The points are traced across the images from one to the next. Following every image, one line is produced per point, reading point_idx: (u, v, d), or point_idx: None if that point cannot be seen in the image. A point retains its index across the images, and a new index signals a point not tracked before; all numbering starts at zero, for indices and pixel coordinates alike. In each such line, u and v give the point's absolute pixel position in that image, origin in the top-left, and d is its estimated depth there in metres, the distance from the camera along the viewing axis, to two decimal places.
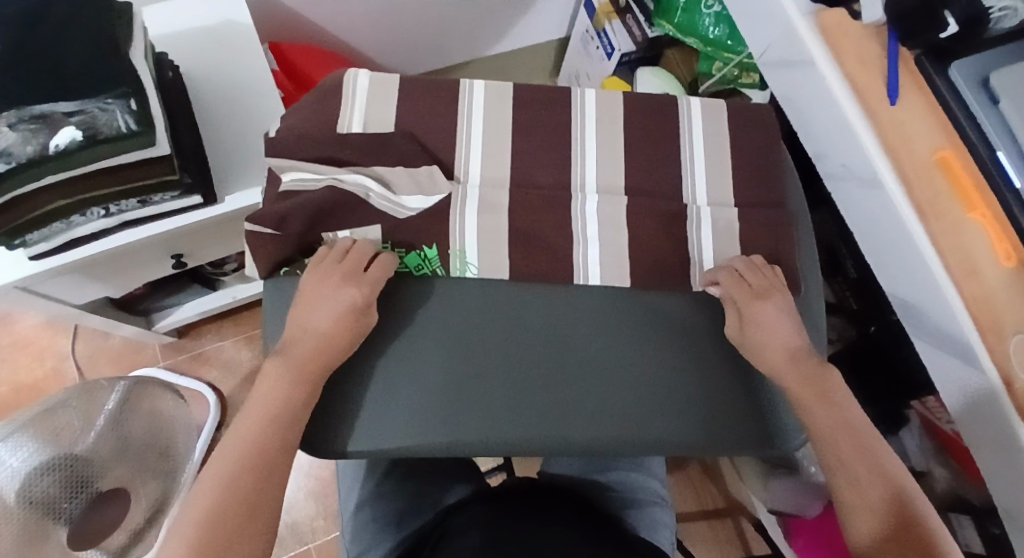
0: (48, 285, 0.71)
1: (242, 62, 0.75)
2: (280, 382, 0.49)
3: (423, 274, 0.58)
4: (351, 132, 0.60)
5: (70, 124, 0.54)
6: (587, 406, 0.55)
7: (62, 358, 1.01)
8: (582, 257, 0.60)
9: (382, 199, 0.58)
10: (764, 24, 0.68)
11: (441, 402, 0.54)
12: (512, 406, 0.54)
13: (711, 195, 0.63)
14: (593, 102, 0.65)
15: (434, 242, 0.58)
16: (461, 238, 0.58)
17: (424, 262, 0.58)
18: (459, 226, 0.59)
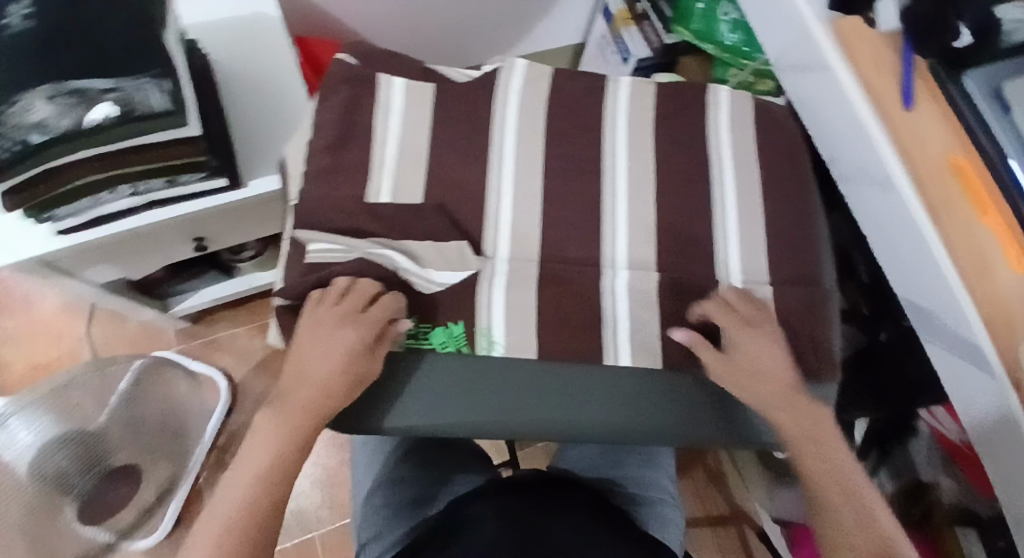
0: (70, 262, 0.72)
1: (266, 53, 0.76)
2: (266, 438, 0.48)
3: (446, 350, 0.54)
4: (379, 203, 0.56)
5: (106, 101, 0.55)
6: (600, 390, 0.54)
7: (78, 339, 1.02)
8: (611, 329, 0.55)
9: (410, 268, 0.54)
10: (779, 29, 0.69)
11: (457, 377, 0.53)
12: (527, 390, 0.54)
13: (746, 269, 0.57)
14: (626, 96, 0.62)
15: (459, 318, 0.54)
16: (488, 314, 0.54)
17: (450, 339, 0.54)
18: (486, 302, 0.54)
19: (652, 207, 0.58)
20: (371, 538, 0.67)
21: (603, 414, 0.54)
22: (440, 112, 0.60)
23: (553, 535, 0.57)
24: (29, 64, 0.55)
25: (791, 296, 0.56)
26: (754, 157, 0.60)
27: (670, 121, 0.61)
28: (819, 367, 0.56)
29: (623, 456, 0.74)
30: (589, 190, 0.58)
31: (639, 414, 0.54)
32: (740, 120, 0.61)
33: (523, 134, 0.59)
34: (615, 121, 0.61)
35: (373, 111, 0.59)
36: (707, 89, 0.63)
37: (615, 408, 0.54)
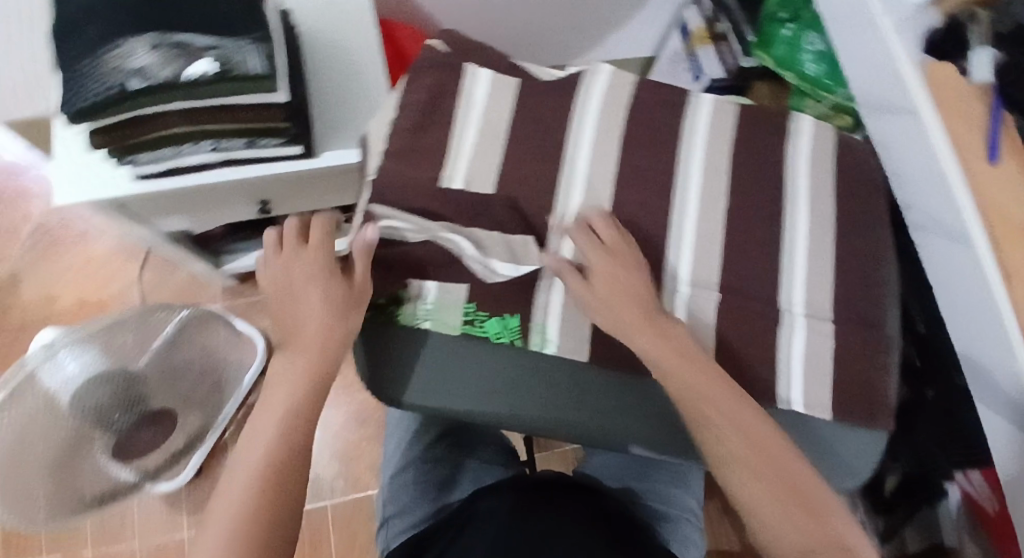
0: (141, 206, 0.74)
1: (351, 28, 0.77)
2: (282, 412, 0.49)
3: (500, 341, 0.56)
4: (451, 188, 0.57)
5: (206, 57, 0.56)
6: (634, 402, 0.57)
7: (128, 282, 1.05)
8: None
9: (466, 250, 0.56)
10: (867, 68, 0.68)
11: (471, 357, 0.56)
12: (567, 390, 0.56)
13: (809, 303, 0.57)
14: (707, 113, 0.61)
15: (516, 310, 0.56)
16: (544, 313, 0.56)
17: (505, 331, 0.56)
18: (543, 302, 0.57)
19: (721, 228, 0.58)
20: (395, 512, 0.70)
21: (605, 412, 0.56)
22: (522, 107, 0.60)
23: (555, 523, 0.60)
24: (137, 13, 0.57)
25: (846, 337, 0.56)
26: (829, 194, 0.60)
27: (748, 148, 0.61)
28: (872, 413, 0.55)
29: (653, 470, 0.73)
30: (658, 204, 0.58)
31: (636, 416, 0.56)
32: (820, 157, 0.61)
33: (600, 140, 0.59)
34: (692, 139, 0.60)
35: (456, 103, 0.60)
36: (790, 117, 0.63)
37: (617, 408, 0.57)
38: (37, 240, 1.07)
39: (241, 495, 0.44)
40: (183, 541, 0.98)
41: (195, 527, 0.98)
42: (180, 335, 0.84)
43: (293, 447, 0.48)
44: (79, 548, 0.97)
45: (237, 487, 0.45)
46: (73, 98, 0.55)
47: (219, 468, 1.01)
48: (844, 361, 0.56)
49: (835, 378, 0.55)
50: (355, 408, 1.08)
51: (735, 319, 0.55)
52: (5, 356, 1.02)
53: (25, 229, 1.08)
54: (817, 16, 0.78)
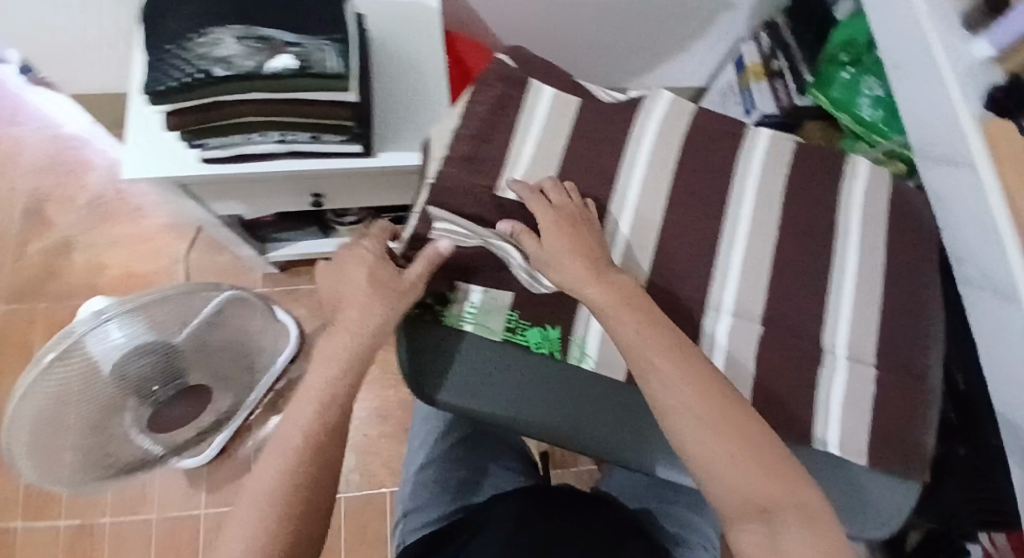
0: (201, 188, 0.77)
1: (419, 38, 0.80)
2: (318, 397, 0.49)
3: (540, 351, 0.58)
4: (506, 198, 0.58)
5: (288, 53, 0.59)
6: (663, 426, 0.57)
7: (174, 259, 1.09)
8: None
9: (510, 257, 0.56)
10: (926, 118, 0.68)
11: (497, 361, 0.58)
12: (595, 407, 0.57)
13: (851, 347, 0.57)
14: (764, 148, 0.62)
15: (558, 322, 0.58)
16: (585, 326, 0.57)
17: (545, 341, 0.57)
18: (585, 316, 0.57)
19: (768, 263, 0.58)
20: (413, 509, 0.70)
21: (620, 428, 0.57)
22: (581, 125, 0.61)
23: (563, 534, 0.61)
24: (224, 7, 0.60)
25: (886, 384, 0.57)
26: (880, 240, 0.61)
27: (801, 187, 0.61)
28: (907, 463, 0.55)
29: (672, 494, 0.74)
30: (708, 233, 0.58)
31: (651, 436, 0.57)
32: (873, 203, 0.62)
33: (655, 166, 0.60)
34: (747, 173, 0.61)
35: (516, 119, 0.61)
36: (848, 158, 0.63)
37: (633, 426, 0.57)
38: (93, 212, 1.12)
39: (277, 476, 0.45)
40: (198, 518, 1.00)
41: (212, 505, 1.00)
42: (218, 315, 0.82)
43: (329, 441, 0.48)
44: (98, 514, 1.00)
45: (270, 477, 0.45)
46: (157, 79, 0.58)
47: (242, 450, 1.03)
48: (882, 407, 0.56)
49: (872, 423, 0.56)
50: (378, 405, 1.09)
51: (775, 354, 0.56)
52: (51, 319, 1.06)
53: (82, 200, 1.13)
54: (877, 62, 0.78)
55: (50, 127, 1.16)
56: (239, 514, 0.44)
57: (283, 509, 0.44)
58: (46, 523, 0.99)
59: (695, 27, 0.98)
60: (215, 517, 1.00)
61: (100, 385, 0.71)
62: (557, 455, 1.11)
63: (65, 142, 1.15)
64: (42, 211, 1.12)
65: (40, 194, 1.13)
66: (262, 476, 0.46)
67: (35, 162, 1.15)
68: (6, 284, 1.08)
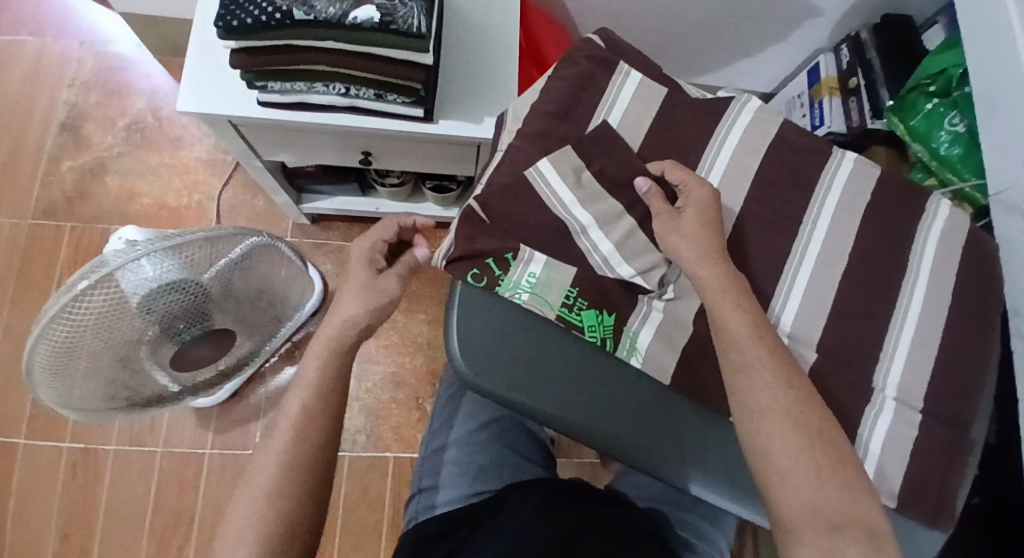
0: (251, 129, 0.75)
1: (498, 6, 0.77)
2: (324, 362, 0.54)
3: (592, 336, 0.54)
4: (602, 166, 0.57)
5: (372, 4, 0.58)
6: (699, 448, 0.54)
7: (208, 197, 1.08)
8: None
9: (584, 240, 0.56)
10: (1011, 163, 0.66)
11: (537, 344, 0.52)
12: (639, 415, 0.52)
13: (903, 389, 0.55)
14: (845, 172, 0.60)
15: (613, 311, 0.55)
16: (641, 320, 0.55)
17: (599, 326, 0.54)
18: (644, 311, 0.56)
19: (832, 291, 0.56)
20: (429, 486, 0.71)
21: (655, 437, 0.52)
22: (661, 120, 0.59)
23: (577, 525, 0.60)
24: None
25: (935, 431, 0.55)
26: (948, 284, 0.59)
27: (878, 218, 0.59)
28: (937, 513, 0.53)
29: (688, 502, 0.72)
30: (777, 250, 0.57)
31: (678, 446, 0.53)
32: (948, 244, 0.60)
33: (731, 173, 0.58)
34: (826, 193, 0.59)
35: (590, 112, 0.59)
36: (927, 193, 0.61)
37: (661, 433, 0.53)
38: (131, 136, 1.10)
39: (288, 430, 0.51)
40: (203, 458, 1.00)
41: (218, 447, 1.00)
42: (244, 259, 0.78)
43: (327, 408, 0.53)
44: (105, 442, 1.00)
45: (280, 441, 0.51)
46: (234, 14, 0.57)
47: (254, 396, 1.03)
48: (926, 454, 0.54)
49: (913, 470, 0.53)
50: (393, 371, 1.09)
51: (826, 386, 0.54)
52: (78, 239, 1.05)
53: (121, 122, 1.10)
54: (968, 97, 0.76)
55: (96, 43, 1.13)
56: (258, 478, 0.49)
57: (290, 468, 0.50)
58: (51, 443, 0.99)
59: (773, 31, 0.95)
60: (220, 459, 1.00)
61: (127, 319, 0.68)
62: (563, 445, 1.11)
63: (109, 60, 1.13)
64: (79, 128, 1.10)
65: (79, 110, 1.11)
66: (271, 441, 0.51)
67: (76, 76, 1.12)
68: (35, 198, 1.07)
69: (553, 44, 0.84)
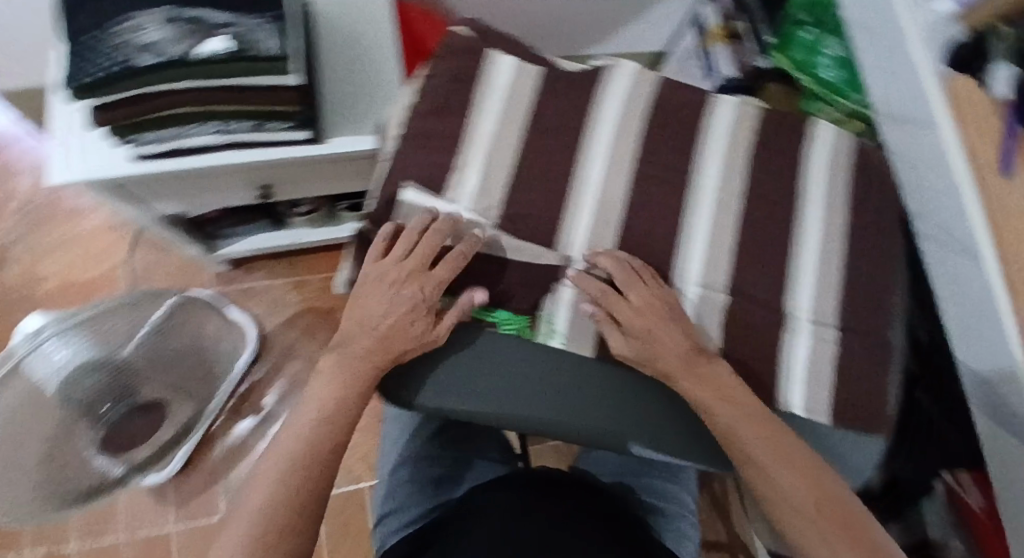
0: (138, 188, 0.72)
1: (367, 12, 0.76)
2: (312, 404, 0.50)
3: (507, 328, 0.55)
4: (482, 153, 0.56)
5: (221, 35, 0.55)
6: (678, 413, 0.51)
7: (118, 264, 1.03)
8: None
9: (522, 253, 0.55)
10: (887, 78, 0.69)
11: (484, 359, 0.51)
12: (607, 398, 0.50)
13: (815, 309, 0.56)
14: (726, 116, 0.61)
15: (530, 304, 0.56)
16: (555, 302, 0.55)
17: (514, 319, 0.55)
18: (555, 293, 0.55)
19: (733, 231, 0.57)
20: (390, 511, 0.69)
21: (629, 414, 0.50)
22: (542, 98, 0.58)
23: (550, 518, 0.60)
24: None
25: (860, 349, 0.56)
26: (841, 201, 0.60)
27: (766, 153, 0.60)
28: (872, 424, 0.54)
29: (648, 468, 0.73)
30: (676, 204, 0.57)
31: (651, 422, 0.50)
32: (837, 166, 0.61)
33: (618, 138, 0.58)
34: (711, 140, 0.60)
35: (471, 101, 0.57)
36: (809, 121, 0.63)
37: (640, 420, 0.50)
38: (26, 216, 1.04)
39: (270, 481, 0.47)
40: (169, 535, 0.96)
41: (183, 520, 0.96)
42: None
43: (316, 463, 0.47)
44: (61, 542, 0.95)
45: (253, 494, 0.47)
46: (78, 72, 0.54)
47: (209, 460, 0.99)
48: (849, 373, 0.55)
49: (843, 391, 0.55)
50: None
51: (746, 326, 0.55)
52: None
53: (11, 205, 1.05)
54: (839, 23, 0.79)
55: None
56: (227, 525, 0.47)
57: (265, 520, 0.45)
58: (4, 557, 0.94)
59: None
60: (187, 532, 0.96)
61: None
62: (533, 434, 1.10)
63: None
64: None
65: None
66: (251, 496, 0.47)
67: None
68: None
69: (424, 23, 0.75)
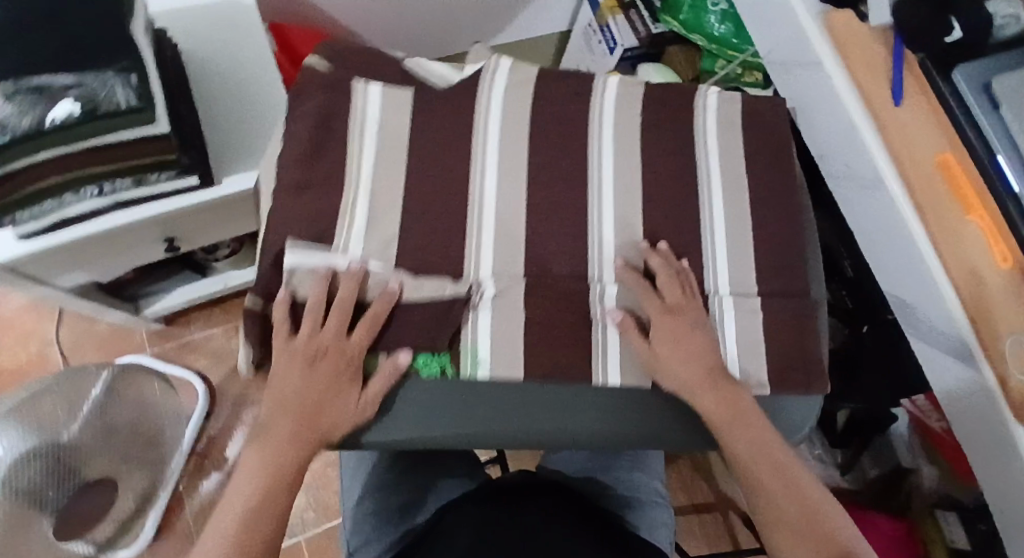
0: (35, 266, 0.68)
1: (238, 43, 0.72)
2: (237, 497, 0.46)
3: (430, 370, 0.53)
4: (360, 178, 0.54)
5: (69, 97, 0.52)
6: (602, 405, 0.54)
7: (47, 342, 0.99)
8: (602, 349, 0.54)
9: (422, 291, 0.52)
10: (775, 23, 0.69)
11: (416, 397, 0.53)
12: (539, 401, 0.54)
13: (734, 283, 0.56)
14: (613, 95, 0.60)
15: (445, 347, 0.53)
16: (474, 332, 0.53)
17: (433, 360, 0.53)
18: (472, 322, 0.53)
19: (637, 207, 0.56)
20: (358, 547, 0.65)
21: (559, 409, 0.54)
22: (423, 107, 0.57)
23: (522, 531, 0.57)
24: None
25: (783, 302, 0.56)
26: (740, 156, 0.60)
27: (658, 127, 0.59)
28: (809, 382, 0.55)
29: (615, 460, 0.72)
30: (577, 192, 0.56)
31: (592, 418, 0.54)
32: (729, 130, 0.61)
33: (509, 136, 0.57)
34: (601, 126, 0.58)
35: (347, 123, 0.55)
36: (697, 89, 0.62)
37: (569, 414, 0.54)
38: None
39: None
40: None
41: None
42: (111, 394, 0.81)
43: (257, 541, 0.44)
44: None
45: None
46: None
47: (180, 522, 0.94)
48: (777, 329, 0.56)
49: (770, 347, 0.55)
50: None
51: None
52: None
53: None
54: None
55: None
56: None
57: None
58: None
59: None
60: None
61: None
62: None
63: None
64: None
65: None
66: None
67: None
68: None
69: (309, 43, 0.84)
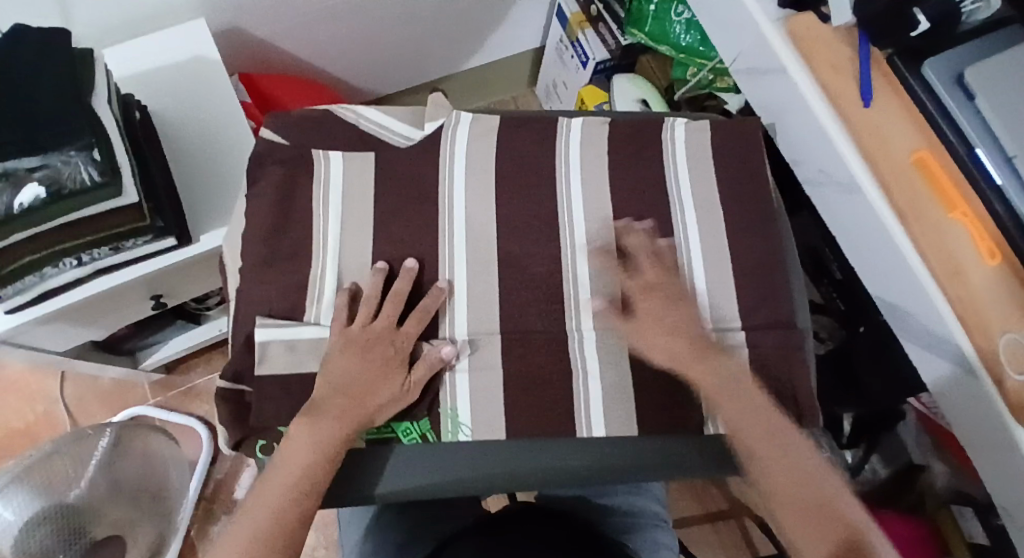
0: (29, 336, 0.70)
1: (207, 99, 0.73)
2: (291, 458, 0.46)
3: (409, 438, 0.52)
4: (327, 238, 0.55)
5: (34, 180, 0.53)
6: (602, 449, 0.53)
7: (52, 401, 1.01)
8: (584, 403, 0.53)
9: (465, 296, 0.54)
10: (736, 31, 0.68)
11: (426, 458, 0.52)
12: (547, 443, 0.53)
13: (715, 317, 0.55)
14: (578, 129, 0.60)
15: (423, 413, 0.52)
16: (452, 395, 0.52)
17: (413, 427, 0.52)
18: (450, 385, 0.52)
19: (607, 236, 0.56)
20: None
21: (568, 452, 0.53)
22: (386, 156, 0.58)
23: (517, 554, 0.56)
24: None
25: (762, 321, 0.56)
26: (711, 175, 0.59)
27: (623, 153, 0.59)
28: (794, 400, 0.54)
29: (613, 485, 0.72)
30: (545, 227, 0.56)
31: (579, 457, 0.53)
32: (699, 154, 0.60)
33: (474, 176, 0.57)
34: (567, 167, 0.58)
35: (311, 182, 0.56)
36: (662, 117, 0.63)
37: (573, 456, 0.53)
38: None
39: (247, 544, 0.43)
40: None
41: None
42: (115, 450, 0.80)
43: (282, 535, 0.44)
44: None
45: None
46: None
47: None
48: (758, 351, 0.55)
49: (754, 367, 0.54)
50: None
51: None
52: None
53: None
54: None
55: None
56: None
57: None
58: None
59: None
60: None
61: None
62: None
63: None
64: None
65: None
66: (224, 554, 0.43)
67: None
68: None
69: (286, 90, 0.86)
